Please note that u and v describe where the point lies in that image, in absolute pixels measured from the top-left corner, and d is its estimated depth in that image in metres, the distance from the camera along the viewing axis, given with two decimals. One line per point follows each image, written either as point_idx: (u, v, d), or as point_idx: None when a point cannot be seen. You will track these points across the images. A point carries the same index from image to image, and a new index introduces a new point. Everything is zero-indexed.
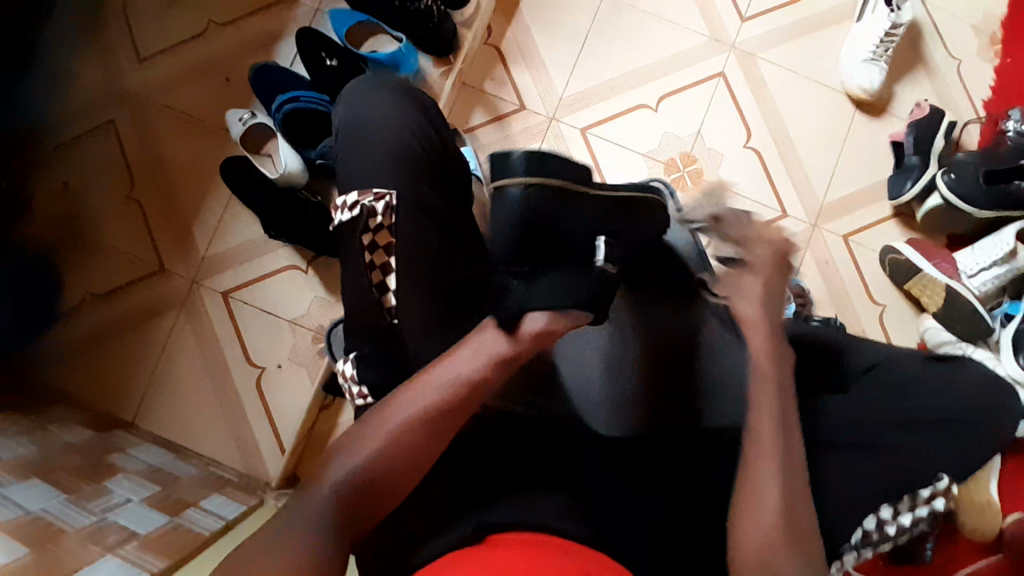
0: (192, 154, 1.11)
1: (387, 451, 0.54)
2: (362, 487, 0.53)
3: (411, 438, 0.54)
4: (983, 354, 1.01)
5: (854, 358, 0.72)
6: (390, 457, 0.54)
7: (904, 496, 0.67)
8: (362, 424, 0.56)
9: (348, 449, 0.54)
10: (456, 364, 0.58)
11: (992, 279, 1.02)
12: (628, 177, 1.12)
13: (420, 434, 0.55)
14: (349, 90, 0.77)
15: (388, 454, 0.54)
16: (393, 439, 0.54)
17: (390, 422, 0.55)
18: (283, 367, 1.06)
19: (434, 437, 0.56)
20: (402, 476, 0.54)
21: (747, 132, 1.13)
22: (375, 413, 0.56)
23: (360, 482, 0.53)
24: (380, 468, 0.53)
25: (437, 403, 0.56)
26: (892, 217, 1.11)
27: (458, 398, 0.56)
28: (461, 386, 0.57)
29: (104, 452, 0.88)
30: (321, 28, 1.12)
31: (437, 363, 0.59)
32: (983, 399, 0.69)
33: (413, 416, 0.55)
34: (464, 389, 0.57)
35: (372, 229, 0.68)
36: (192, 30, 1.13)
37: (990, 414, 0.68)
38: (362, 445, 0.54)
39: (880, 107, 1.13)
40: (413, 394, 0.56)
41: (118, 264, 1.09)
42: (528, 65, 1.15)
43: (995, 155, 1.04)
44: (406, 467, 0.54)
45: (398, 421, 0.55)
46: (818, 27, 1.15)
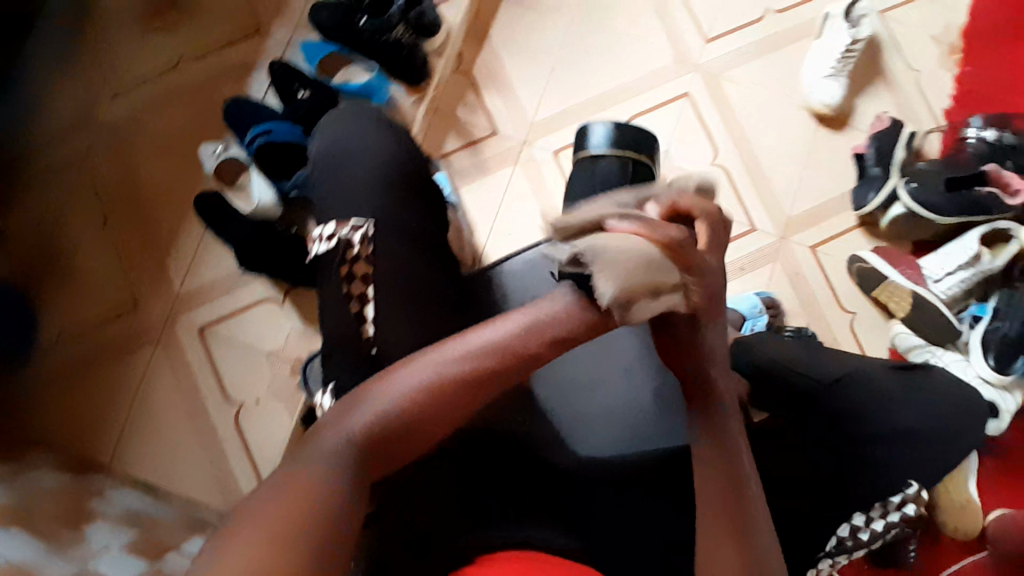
0: (165, 187, 1.10)
1: (420, 400, 0.53)
2: (380, 437, 0.52)
3: (439, 396, 0.54)
4: (953, 356, 1.03)
5: (820, 372, 0.74)
6: (419, 405, 0.53)
7: (875, 503, 0.70)
8: (387, 374, 0.56)
9: (372, 394, 0.54)
10: (500, 328, 0.58)
11: (959, 283, 1.05)
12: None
13: (458, 392, 0.55)
14: (342, 111, 0.79)
15: (412, 406, 0.53)
16: (428, 390, 0.54)
17: (419, 375, 0.55)
18: (261, 401, 1.05)
19: (469, 397, 0.55)
20: (419, 432, 0.54)
21: (715, 150, 1.16)
22: (405, 364, 0.56)
23: (381, 431, 0.52)
24: (403, 420, 0.53)
25: (483, 367, 0.55)
26: (858, 226, 1.14)
27: (497, 364, 0.56)
28: (503, 353, 0.56)
29: (81, 496, 0.85)
30: (293, 58, 1.13)
31: (474, 326, 0.58)
32: (957, 420, 0.73)
33: (445, 373, 0.55)
34: (503, 355, 0.56)
35: (349, 260, 0.68)
36: (163, 64, 1.14)
37: (960, 434, 0.73)
38: (397, 385, 0.54)
39: (842, 121, 1.17)
40: (445, 352, 0.56)
41: (90, 300, 1.07)
42: (500, 90, 1.17)
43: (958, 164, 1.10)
44: (426, 424, 0.54)
45: (437, 372, 0.54)
46: (780, 45, 1.19)
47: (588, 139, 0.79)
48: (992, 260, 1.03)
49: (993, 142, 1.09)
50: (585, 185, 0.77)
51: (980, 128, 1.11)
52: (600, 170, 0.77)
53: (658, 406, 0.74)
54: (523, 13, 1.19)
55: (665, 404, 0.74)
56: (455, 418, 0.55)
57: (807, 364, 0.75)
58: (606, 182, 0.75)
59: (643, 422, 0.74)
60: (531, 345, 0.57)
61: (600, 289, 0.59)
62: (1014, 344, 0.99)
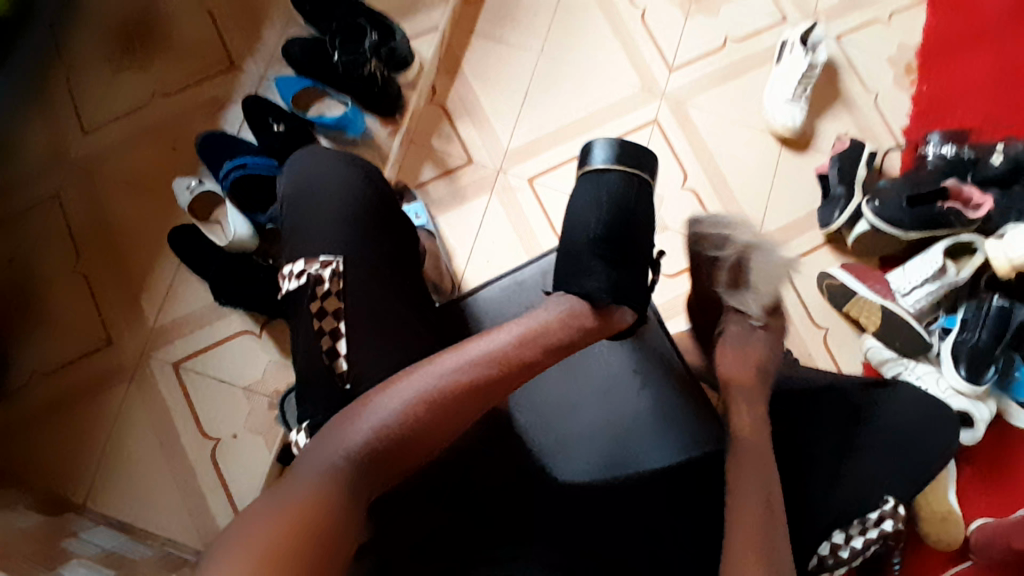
0: (139, 222, 1.10)
1: (413, 412, 0.54)
2: (375, 452, 0.53)
3: (433, 408, 0.55)
4: (925, 368, 1.06)
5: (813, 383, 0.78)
6: (411, 420, 0.54)
7: (852, 519, 0.70)
8: (381, 389, 0.57)
9: (366, 411, 0.55)
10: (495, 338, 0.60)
11: (926, 296, 1.07)
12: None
13: (452, 402, 0.56)
14: (312, 147, 0.79)
15: (407, 419, 0.54)
16: (421, 401, 0.55)
17: (412, 389, 0.56)
18: (239, 436, 1.03)
19: (464, 408, 0.56)
20: (417, 445, 0.54)
21: (684, 173, 1.19)
22: (399, 379, 0.57)
23: (375, 446, 0.53)
24: (398, 434, 0.54)
25: (478, 377, 0.57)
26: (825, 244, 1.17)
27: (493, 372, 0.58)
28: (498, 362, 0.58)
29: (55, 538, 0.83)
30: (267, 93, 1.15)
31: (468, 338, 0.60)
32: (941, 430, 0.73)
33: (438, 386, 0.56)
34: (498, 365, 0.58)
35: (319, 295, 0.68)
36: (137, 102, 1.14)
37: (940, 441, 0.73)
38: (390, 400, 0.55)
39: (805, 142, 1.21)
40: (438, 366, 0.57)
41: (63, 339, 1.06)
42: (473, 120, 1.20)
43: (920, 178, 1.11)
44: (423, 436, 0.54)
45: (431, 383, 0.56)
46: (742, 72, 1.23)
47: (592, 155, 0.80)
48: (957, 272, 1.05)
49: (950, 157, 1.12)
50: (589, 198, 0.77)
51: (937, 145, 1.15)
52: (605, 182, 0.77)
53: (648, 424, 0.74)
54: (493, 45, 1.22)
55: (654, 422, 0.74)
56: (450, 429, 0.56)
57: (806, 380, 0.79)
58: (613, 195, 0.76)
59: (633, 441, 0.73)
60: (526, 354, 0.60)
61: (596, 300, 0.67)
62: (984, 354, 1.00)
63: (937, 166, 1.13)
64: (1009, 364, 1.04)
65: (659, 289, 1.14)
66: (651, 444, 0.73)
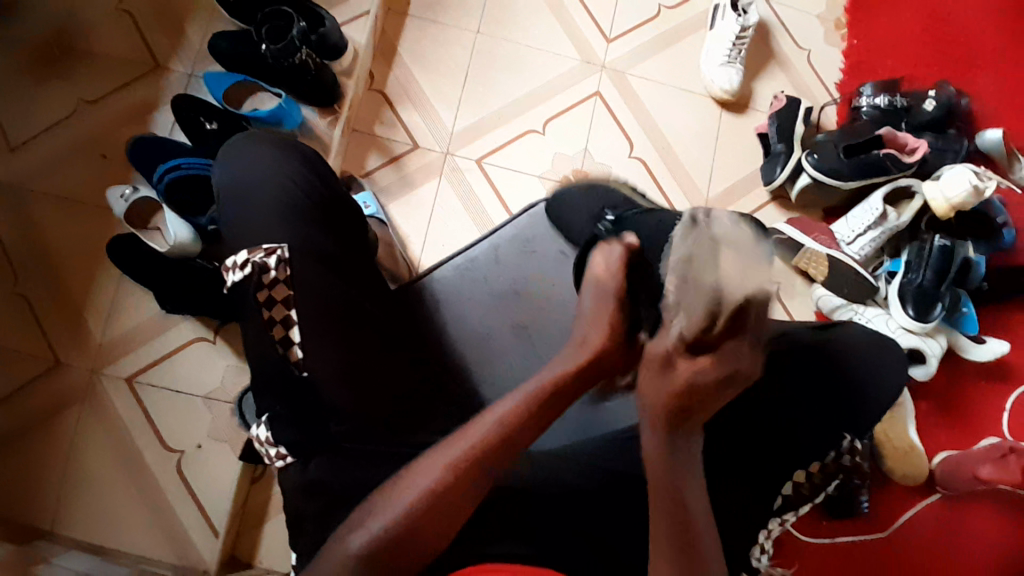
0: (75, 239, 1.06)
1: (405, 517, 0.52)
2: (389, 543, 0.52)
3: (425, 519, 0.53)
4: (875, 311, 1.10)
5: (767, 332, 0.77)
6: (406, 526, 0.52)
7: (812, 459, 0.72)
8: (399, 479, 0.56)
9: (369, 515, 0.54)
10: (498, 407, 0.57)
11: (869, 242, 1.10)
12: (528, 200, 1.16)
13: (441, 501, 0.53)
14: (245, 138, 0.76)
15: (403, 526, 0.52)
16: (413, 505, 0.53)
17: (422, 480, 0.54)
18: (203, 446, 1.01)
19: (455, 502, 0.54)
20: (428, 532, 0.53)
21: (630, 142, 1.20)
22: (396, 486, 0.55)
23: (388, 539, 0.52)
24: (410, 526, 0.52)
25: (458, 471, 0.54)
26: (771, 201, 1.20)
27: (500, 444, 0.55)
28: (500, 436, 0.55)
29: (26, 565, 0.79)
30: (197, 92, 1.11)
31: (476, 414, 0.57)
32: (892, 364, 0.76)
33: (425, 495, 0.53)
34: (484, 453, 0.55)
35: (266, 284, 0.66)
36: (61, 112, 1.09)
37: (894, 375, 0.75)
38: (384, 511, 0.53)
39: (744, 104, 1.23)
40: (449, 446, 0.55)
41: (7, 366, 1.01)
42: (414, 105, 1.18)
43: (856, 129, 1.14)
44: (418, 543, 0.53)
45: (415, 491, 0.53)
46: (678, 38, 1.24)
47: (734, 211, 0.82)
48: (898, 217, 1.08)
49: (883, 108, 1.15)
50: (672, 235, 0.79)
51: (871, 96, 1.17)
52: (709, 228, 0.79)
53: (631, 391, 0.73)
54: (429, 28, 1.21)
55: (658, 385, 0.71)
56: (448, 524, 0.54)
57: None
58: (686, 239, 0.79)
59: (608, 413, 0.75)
60: (535, 422, 0.57)
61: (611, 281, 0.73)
62: (929, 293, 1.04)
63: (871, 117, 1.15)
64: (955, 301, 1.07)
65: None
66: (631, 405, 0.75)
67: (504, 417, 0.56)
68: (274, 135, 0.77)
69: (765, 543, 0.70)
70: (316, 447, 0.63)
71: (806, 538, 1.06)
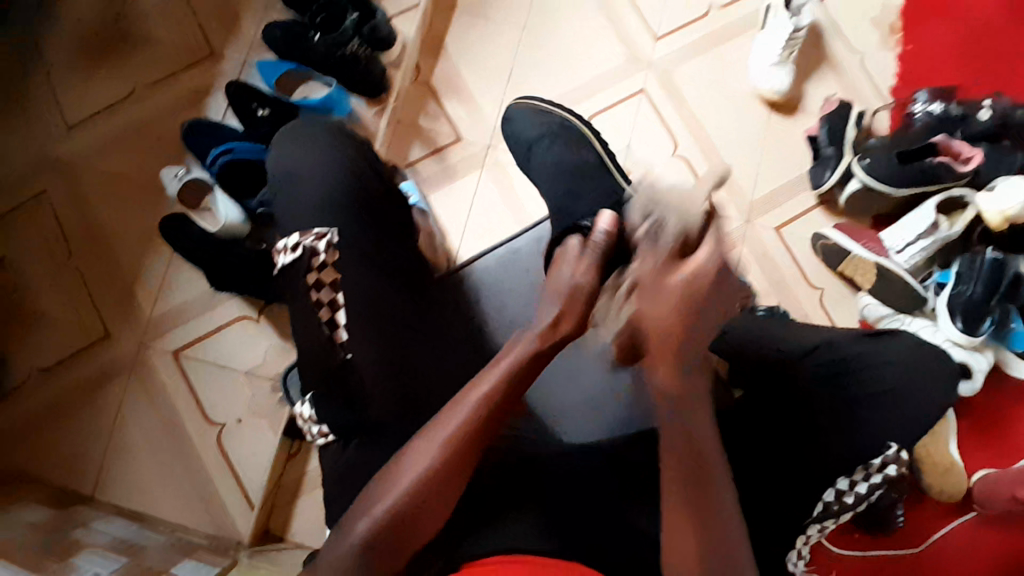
0: (130, 215, 1.09)
1: (406, 500, 0.55)
2: (393, 524, 0.55)
3: (420, 501, 0.55)
4: (921, 322, 1.06)
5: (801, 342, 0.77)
6: (406, 510, 0.55)
7: (857, 465, 0.69)
8: (397, 461, 0.58)
9: (373, 497, 0.56)
10: (480, 385, 0.60)
11: (920, 252, 1.07)
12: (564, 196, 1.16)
13: (434, 486, 0.56)
14: (297, 124, 0.78)
15: (403, 509, 0.55)
16: (412, 489, 0.55)
17: (419, 463, 0.56)
18: (243, 421, 1.03)
19: (447, 486, 0.56)
20: (430, 510, 0.56)
21: (674, 141, 1.19)
22: (394, 469, 0.57)
23: (395, 520, 0.55)
24: (413, 503, 0.55)
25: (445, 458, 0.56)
26: (818, 205, 1.17)
27: (488, 420, 0.58)
28: (487, 414, 0.58)
29: (66, 528, 0.83)
30: (251, 78, 1.14)
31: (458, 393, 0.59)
32: (940, 370, 0.71)
33: (419, 479, 0.55)
34: (465, 439, 0.57)
35: (315, 268, 0.67)
36: (121, 93, 1.13)
37: (947, 382, 0.71)
38: (385, 495, 0.55)
39: (793, 106, 1.21)
40: (437, 431, 0.57)
41: (61, 335, 1.05)
42: (459, 97, 1.19)
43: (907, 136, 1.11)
44: (416, 523, 0.56)
45: (410, 476, 0.56)
46: (727, 38, 1.23)
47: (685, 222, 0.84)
48: (950, 226, 1.05)
49: (939, 114, 1.11)
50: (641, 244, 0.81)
51: (925, 102, 1.13)
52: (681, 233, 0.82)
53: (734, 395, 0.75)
54: (476, 23, 1.21)
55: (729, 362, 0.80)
56: (443, 507, 0.57)
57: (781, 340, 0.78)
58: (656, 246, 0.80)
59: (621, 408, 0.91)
60: (503, 407, 0.59)
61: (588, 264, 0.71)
62: (978, 306, 1.01)
63: (926, 124, 1.12)
64: (1004, 317, 1.03)
65: None
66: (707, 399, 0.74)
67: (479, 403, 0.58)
68: (314, 119, 0.79)
69: (800, 547, 0.71)
70: (355, 428, 0.64)
71: (837, 550, 1.04)
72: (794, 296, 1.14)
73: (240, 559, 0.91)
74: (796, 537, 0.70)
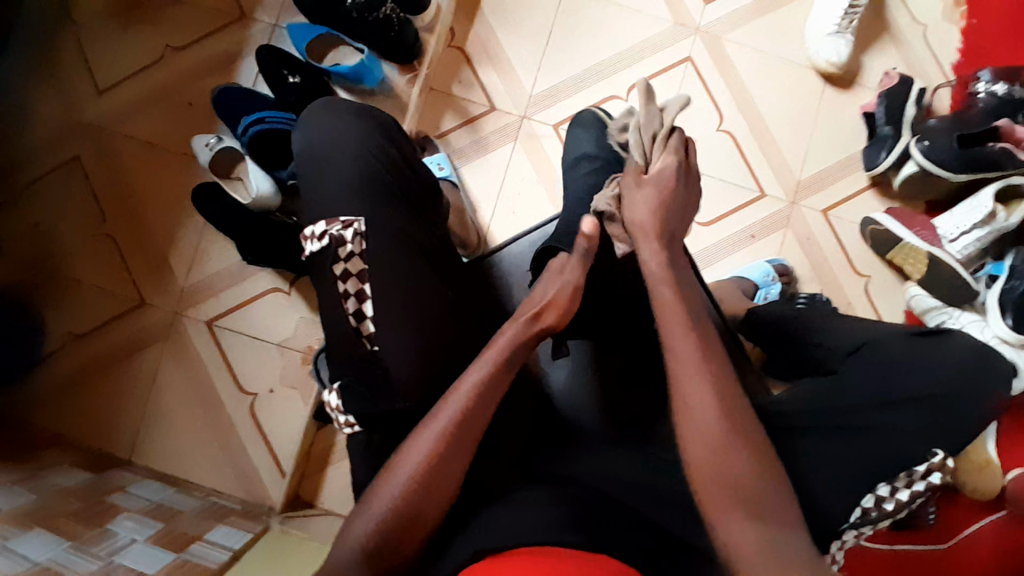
0: (163, 182, 1.09)
1: (407, 496, 0.58)
2: (399, 519, 0.57)
3: (419, 493, 0.58)
4: (970, 317, 1.00)
5: (841, 339, 0.75)
6: (410, 502, 0.58)
7: (897, 471, 0.65)
8: (396, 457, 0.61)
9: (379, 492, 0.59)
10: (469, 379, 0.62)
11: (973, 243, 1.01)
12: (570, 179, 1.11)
13: (432, 479, 0.59)
14: (324, 103, 0.75)
15: (406, 504, 0.58)
16: (412, 484, 0.58)
17: (414, 459, 0.59)
18: (275, 392, 1.05)
19: (445, 476, 0.59)
20: (432, 502, 0.59)
21: (719, 115, 1.13)
22: (395, 464, 0.60)
23: (399, 514, 0.57)
24: (417, 496, 0.58)
25: (440, 449, 0.59)
26: (870, 187, 1.11)
27: (476, 414, 0.61)
28: (474, 408, 0.60)
29: (102, 493, 0.87)
30: (281, 43, 1.10)
31: (449, 388, 0.61)
32: (979, 374, 0.69)
33: (417, 474, 0.58)
34: (457, 434, 0.60)
35: (342, 258, 0.66)
36: (151, 56, 1.11)
37: (987, 385, 0.68)
38: (388, 491, 0.58)
39: (850, 79, 1.13)
40: (430, 424, 0.60)
41: (96, 301, 1.07)
42: (494, 65, 1.14)
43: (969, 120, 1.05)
44: (419, 516, 0.58)
45: (408, 470, 0.59)
46: (781, 3, 1.14)
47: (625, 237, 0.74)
48: (1006, 218, 0.99)
49: (1003, 95, 1.02)
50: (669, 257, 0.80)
51: (989, 82, 1.04)
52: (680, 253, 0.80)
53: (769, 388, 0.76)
54: None
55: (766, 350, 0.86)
56: (445, 498, 0.59)
57: (828, 333, 0.77)
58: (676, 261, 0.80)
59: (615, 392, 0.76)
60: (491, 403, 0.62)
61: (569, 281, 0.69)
62: None
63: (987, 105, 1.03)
64: None
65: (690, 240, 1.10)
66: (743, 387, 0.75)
67: (467, 398, 0.61)
68: (326, 100, 0.76)
69: (834, 551, 0.65)
70: (381, 420, 0.64)
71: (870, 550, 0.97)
72: (837, 283, 1.09)
73: (270, 525, 0.94)
74: (832, 543, 0.65)
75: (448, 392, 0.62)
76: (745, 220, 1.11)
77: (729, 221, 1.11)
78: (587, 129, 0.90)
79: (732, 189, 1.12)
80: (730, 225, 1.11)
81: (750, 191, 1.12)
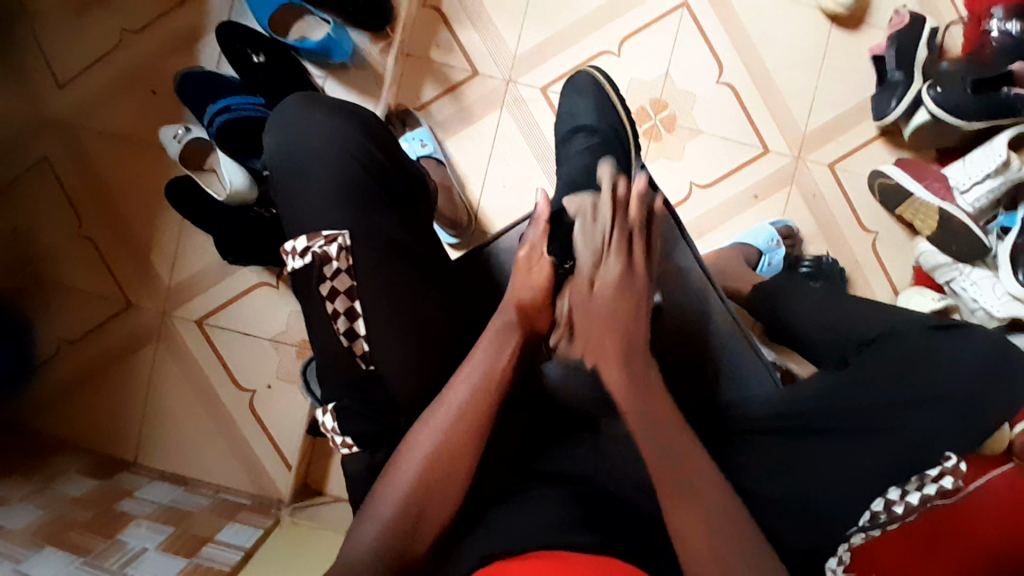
0: (135, 178, 1.04)
1: (400, 516, 0.54)
2: (400, 539, 0.54)
3: (417, 515, 0.55)
4: (981, 274, 0.95)
5: (856, 332, 0.72)
6: (411, 512, 0.55)
7: (907, 474, 0.62)
8: (390, 469, 0.57)
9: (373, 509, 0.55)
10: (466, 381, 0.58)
11: (988, 193, 0.95)
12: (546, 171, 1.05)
13: (431, 496, 0.55)
14: (297, 100, 0.69)
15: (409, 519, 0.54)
16: (404, 508, 0.54)
17: (408, 477, 0.55)
18: (273, 386, 1.04)
19: (447, 483, 0.56)
20: (436, 514, 0.55)
21: (719, 66, 1.05)
22: (390, 473, 0.56)
23: (403, 522, 0.54)
24: (418, 502, 0.55)
25: (437, 461, 0.55)
26: (878, 136, 1.05)
27: (479, 420, 0.57)
28: (472, 415, 0.57)
29: (111, 500, 0.87)
30: (242, 17, 1.02)
31: (441, 394, 0.58)
32: (1001, 367, 0.64)
33: (413, 493, 0.55)
34: (452, 449, 0.56)
35: (328, 276, 0.62)
36: (107, 42, 1.03)
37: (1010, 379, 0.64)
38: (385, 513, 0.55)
39: (858, 19, 1.04)
40: (424, 435, 0.57)
41: (84, 305, 1.04)
42: (474, 23, 1.05)
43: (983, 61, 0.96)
44: (421, 530, 0.55)
45: (402, 491, 0.55)
46: None
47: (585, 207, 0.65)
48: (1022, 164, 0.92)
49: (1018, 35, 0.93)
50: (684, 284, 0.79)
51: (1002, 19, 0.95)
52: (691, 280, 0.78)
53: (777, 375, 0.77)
54: None
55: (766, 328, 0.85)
56: (447, 509, 0.56)
57: (844, 322, 0.74)
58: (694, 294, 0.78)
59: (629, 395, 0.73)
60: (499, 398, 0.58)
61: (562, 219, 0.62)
62: None
63: (1002, 46, 0.95)
64: None
65: (688, 204, 1.05)
66: (759, 384, 0.75)
67: (469, 397, 0.57)
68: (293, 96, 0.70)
69: (841, 554, 0.63)
70: (383, 440, 0.62)
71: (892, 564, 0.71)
72: (844, 242, 1.05)
73: (281, 518, 0.95)
74: (838, 545, 0.62)
75: (440, 398, 0.58)
76: (747, 179, 1.05)
77: (730, 182, 1.05)
78: (583, 95, 0.84)
79: (734, 147, 1.06)
80: (731, 186, 1.05)
81: (754, 148, 1.05)
